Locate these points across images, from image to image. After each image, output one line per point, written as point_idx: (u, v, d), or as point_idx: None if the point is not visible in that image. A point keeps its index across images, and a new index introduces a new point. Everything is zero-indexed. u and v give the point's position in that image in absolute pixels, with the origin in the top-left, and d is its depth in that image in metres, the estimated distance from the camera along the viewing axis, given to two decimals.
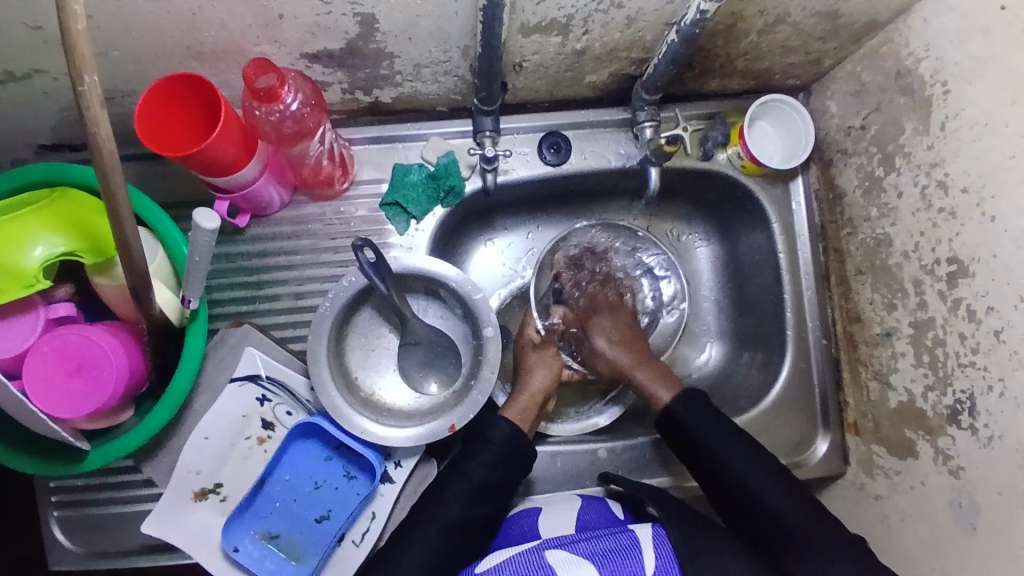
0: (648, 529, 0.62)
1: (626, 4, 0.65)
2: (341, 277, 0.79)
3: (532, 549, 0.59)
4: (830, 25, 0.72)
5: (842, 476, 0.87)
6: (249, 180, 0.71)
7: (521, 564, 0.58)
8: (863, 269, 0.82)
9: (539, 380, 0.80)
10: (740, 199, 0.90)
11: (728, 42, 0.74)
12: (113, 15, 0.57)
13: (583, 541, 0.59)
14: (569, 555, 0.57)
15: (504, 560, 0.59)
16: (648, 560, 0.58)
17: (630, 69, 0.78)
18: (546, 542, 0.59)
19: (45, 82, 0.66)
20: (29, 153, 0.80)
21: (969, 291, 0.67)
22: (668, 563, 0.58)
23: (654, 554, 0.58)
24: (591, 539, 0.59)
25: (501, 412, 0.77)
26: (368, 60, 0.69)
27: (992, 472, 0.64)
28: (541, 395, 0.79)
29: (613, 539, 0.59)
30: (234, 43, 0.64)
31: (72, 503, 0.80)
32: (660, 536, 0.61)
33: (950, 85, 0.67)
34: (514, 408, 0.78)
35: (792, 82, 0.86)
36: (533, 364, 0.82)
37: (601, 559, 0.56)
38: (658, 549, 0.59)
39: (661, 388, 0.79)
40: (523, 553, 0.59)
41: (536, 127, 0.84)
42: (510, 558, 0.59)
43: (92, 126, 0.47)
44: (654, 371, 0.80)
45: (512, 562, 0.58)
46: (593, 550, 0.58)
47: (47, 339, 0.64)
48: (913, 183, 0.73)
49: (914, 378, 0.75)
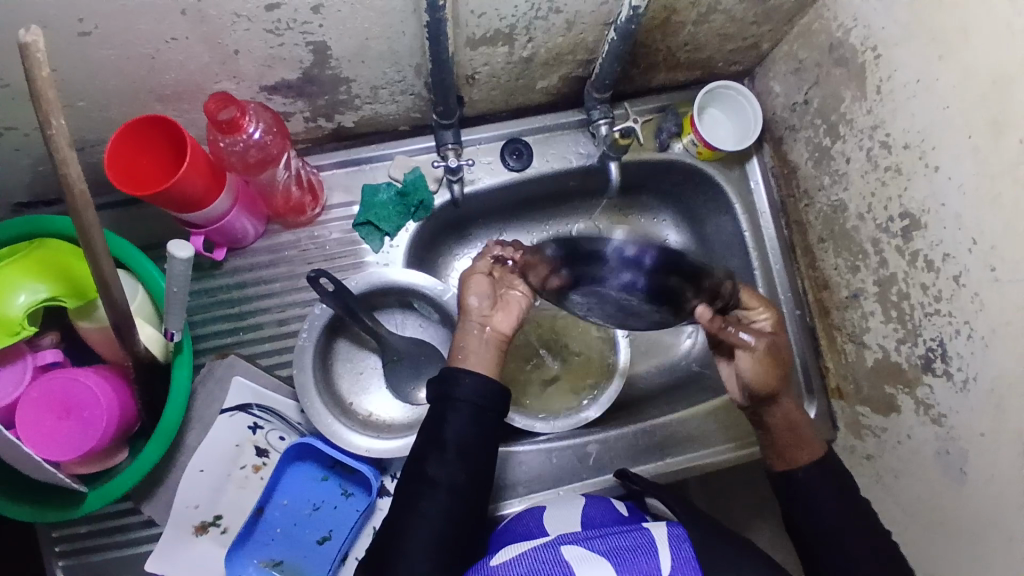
0: (666, 529, 0.59)
1: (564, 8, 0.68)
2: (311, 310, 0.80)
3: (548, 546, 0.59)
4: (760, 9, 0.76)
5: (833, 442, 0.88)
6: (221, 213, 0.73)
7: (536, 557, 0.58)
8: (825, 237, 0.84)
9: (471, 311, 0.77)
10: (700, 185, 0.93)
11: (666, 36, 0.77)
12: (78, 67, 0.60)
13: (600, 538, 0.59)
14: (585, 553, 0.56)
15: (517, 554, 0.59)
16: (665, 561, 0.56)
17: (579, 71, 0.82)
18: (562, 539, 0.59)
19: (16, 138, 0.68)
20: (6, 212, 0.82)
21: (924, 243, 0.69)
22: (685, 563, 0.56)
23: (671, 556, 0.56)
24: (607, 536, 0.59)
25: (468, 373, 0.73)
26: (327, 87, 0.72)
27: (973, 415, 0.66)
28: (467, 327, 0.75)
29: (629, 537, 0.58)
30: (194, 82, 0.67)
31: (74, 551, 0.80)
32: (679, 536, 0.58)
33: (879, 50, 0.70)
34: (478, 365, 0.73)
35: (735, 69, 0.90)
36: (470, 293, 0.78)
37: (618, 558, 0.56)
38: (676, 548, 0.57)
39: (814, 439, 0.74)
40: (539, 550, 0.58)
41: (497, 136, 0.87)
42: (527, 554, 0.58)
43: (62, 167, 0.50)
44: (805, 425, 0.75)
45: (528, 556, 0.58)
46: (610, 548, 0.57)
47: (36, 385, 0.66)
48: (859, 148, 0.76)
49: (885, 335, 0.77)
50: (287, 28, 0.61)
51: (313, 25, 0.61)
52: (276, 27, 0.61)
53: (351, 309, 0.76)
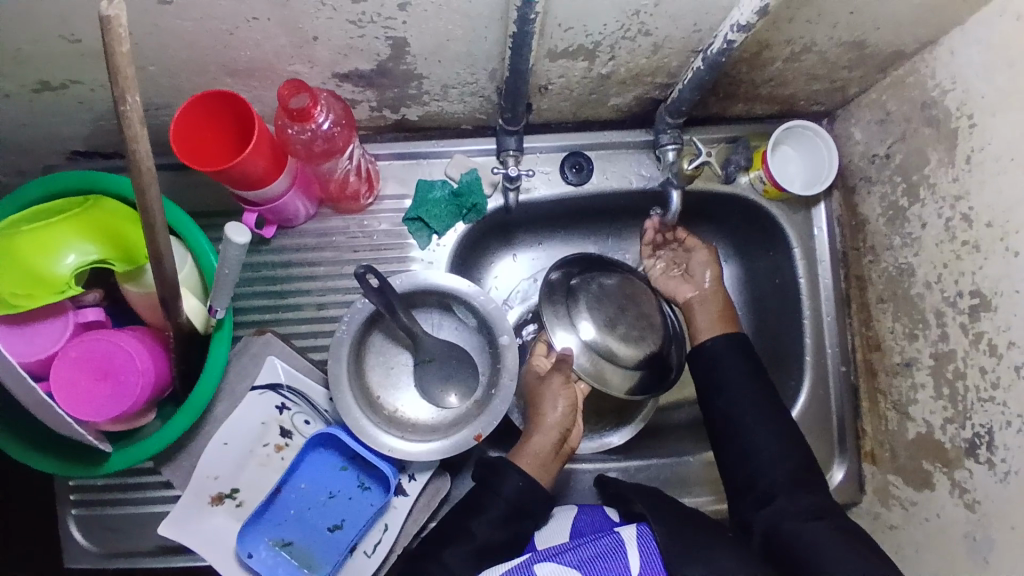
0: (633, 529, 0.63)
1: (654, 31, 0.65)
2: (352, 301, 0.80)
3: (520, 565, 0.60)
4: (856, 54, 0.72)
5: (858, 505, 0.86)
6: (277, 194, 0.73)
7: None
8: (884, 298, 0.81)
9: (552, 420, 0.76)
10: (761, 223, 0.89)
11: (753, 69, 0.74)
12: (154, 33, 0.59)
13: (571, 549, 0.61)
14: (555, 568, 0.59)
15: None
16: (633, 560, 0.59)
17: (655, 92, 0.79)
18: (532, 556, 0.61)
19: (82, 93, 0.68)
20: (62, 159, 0.82)
21: (990, 325, 0.66)
22: (652, 562, 0.60)
23: (639, 554, 0.60)
24: (576, 547, 0.61)
25: (546, 485, 0.73)
26: (398, 80, 0.71)
27: (1009, 509, 0.64)
28: (562, 429, 0.76)
29: (599, 543, 0.61)
30: (268, 62, 0.66)
31: (90, 502, 0.82)
32: (645, 535, 0.62)
33: (976, 119, 0.66)
34: (550, 469, 0.74)
35: (816, 108, 0.86)
36: (557, 399, 0.78)
37: (588, 568, 0.58)
38: (643, 548, 0.61)
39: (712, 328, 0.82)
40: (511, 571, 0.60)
41: (559, 147, 0.85)
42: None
43: (132, 144, 0.49)
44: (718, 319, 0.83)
45: None
46: (580, 558, 0.60)
47: (76, 344, 0.66)
48: (937, 215, 0.72)
49: (932, 411, 0.74)
50: (369, 21, 0.60)
51: (397, 20, 0.60)
52: (359, 19, 0.59)
53: (394, 307, 0.75)
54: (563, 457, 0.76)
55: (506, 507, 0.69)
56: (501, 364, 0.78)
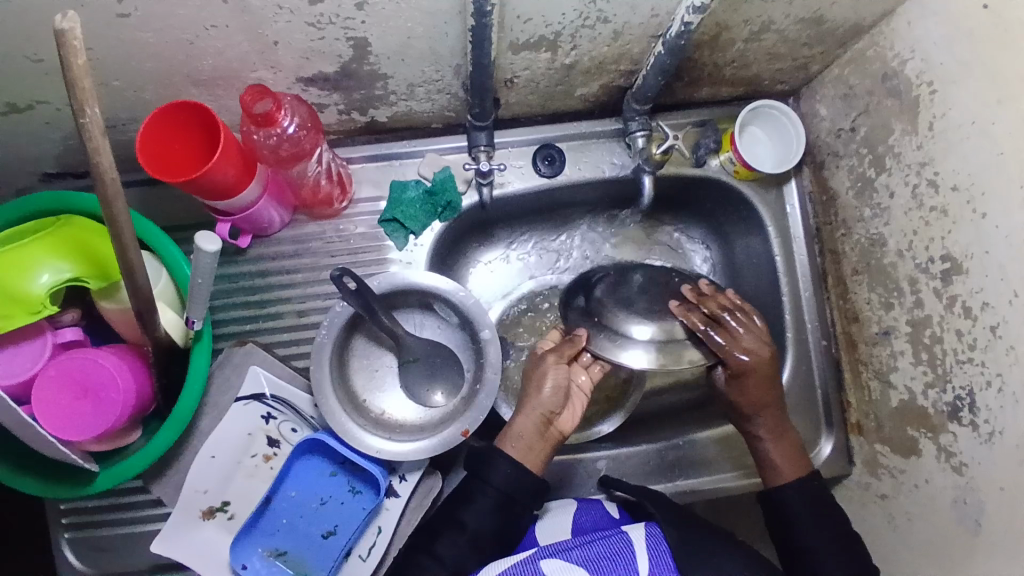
0: (643, 530, 0.63)
1: (613, 18, 0.66)
2: (331, 306, 0.79)
3: (527, 559, 0.60)
4: (814, 30, 0.73)
5: (847, 477, 0.87)
6: (249, 203, 0.72)
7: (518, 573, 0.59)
8: (859, 270, 0.82)
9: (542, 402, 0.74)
10: (734, 204, 0.90)
11: (715, 51, 0.75)
12: (114, 46, 0.59)
13: (578, 548, 0.61)
14: (563, 565, 0.59)
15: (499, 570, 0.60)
16: (643, 563, 0.59)
17: (620, 80, 0.79)
18: (541, 552, 0.61)
19: (48, 113, 0.68)
20: (34, 181, 0.82)
21: (964, 288, 0.67)
22: (660, 563, 0.59)
23: (648, 558, 0.60)
24: (584, 545, 0.61)
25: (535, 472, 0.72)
26: (363, 81, 0.71)
27: (995, 469, 0.64)
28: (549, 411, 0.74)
29: (607, 543, 0.61)
30: (232, 69, 0.65)
31: (81, 524, 0.81)
32: (655, 537, 0.62)
33: (936, 86, 0.67)
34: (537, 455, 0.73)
35: (781, 87, 0.87)
36: (545, 377, 0.75)
37: (595, 566, 0.59)
38: (653, 550, 0.61)
39: (788, 466, 0.76)
40: (518, 564, 0.60)
41: (529, 140, 0.86)
42: (506, 569, 0.60)
43: (94, 156, 0.49)
44: (787, 449, 0.76)
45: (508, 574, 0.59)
46: (588, 557, 0.60)
47: (55, 363, 0.65)
48: (904, 184, 0.73)
49: (913, 377, 0.75)
50: (329, 22, 0.60)
51: (356, 20, 0.60)
52: (318, 21, 0.59)
53: (372, 309, 0.74)
54: (552, 440, 0.74)
55: (495, 494, 0.68)
56: (485, 360, 0.78)
